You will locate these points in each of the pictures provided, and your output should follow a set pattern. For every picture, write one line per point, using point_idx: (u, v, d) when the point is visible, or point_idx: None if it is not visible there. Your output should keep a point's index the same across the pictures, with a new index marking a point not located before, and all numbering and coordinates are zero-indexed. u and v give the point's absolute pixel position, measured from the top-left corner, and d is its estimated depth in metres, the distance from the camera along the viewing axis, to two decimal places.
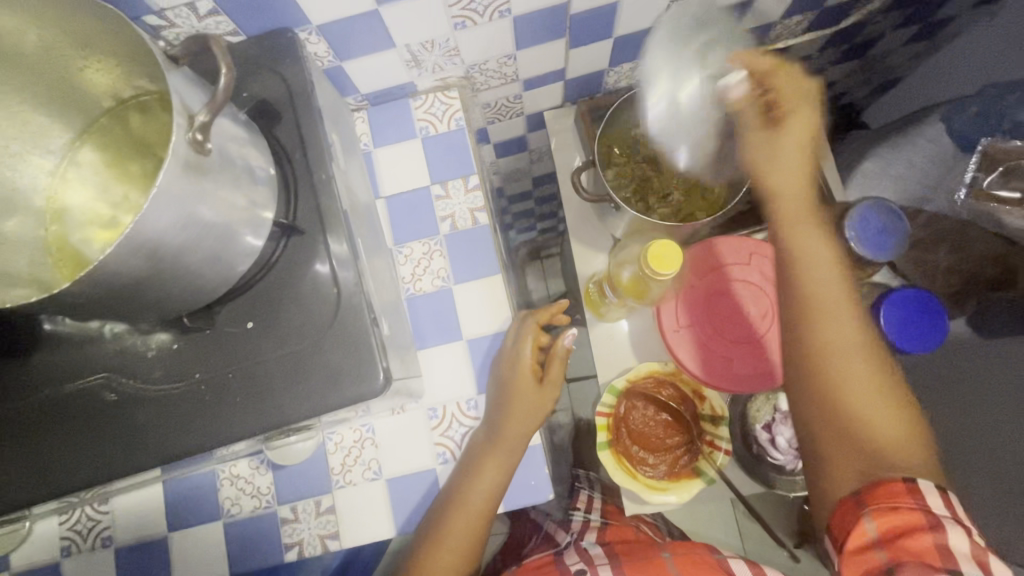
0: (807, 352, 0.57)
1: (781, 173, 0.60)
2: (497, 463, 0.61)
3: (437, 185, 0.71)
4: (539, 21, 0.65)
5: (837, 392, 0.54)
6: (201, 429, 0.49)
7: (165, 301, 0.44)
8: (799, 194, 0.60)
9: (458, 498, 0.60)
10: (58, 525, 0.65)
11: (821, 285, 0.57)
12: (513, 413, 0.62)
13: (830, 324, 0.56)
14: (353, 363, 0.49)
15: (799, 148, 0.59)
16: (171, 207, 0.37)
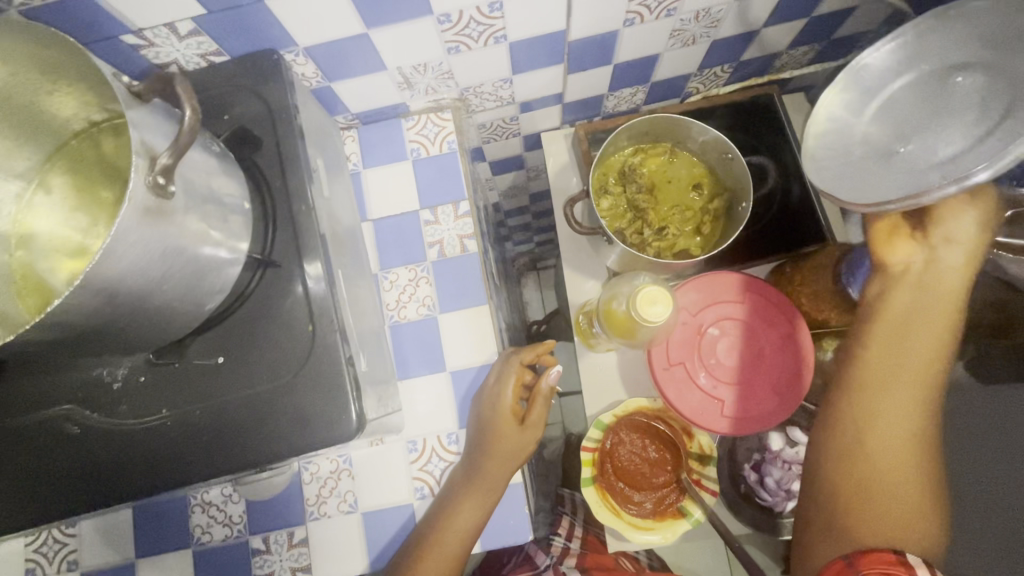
0: (866, 406, 0.55)
1: (945, 246, 0.54)
2: (482, 504, 0.59)
3: (426, 210, 0.69)
4: (536, 47, 0.63)
5: (879, 452, 0.53)
6: (170, 468, 0.48)
7: (129, 337, 0.42)
8: (947, 256, 0.54)
9: (436, 540, 0.58)
10: (23, 546, 0.64)
11: (908, 347, 0.54)
12: (504, 455, 0.61)
13: (896, 385, 0.54)
14: (326, 406, 0.47)
15: (982, 231, 0.53)
16: (133, 249, 0.35)
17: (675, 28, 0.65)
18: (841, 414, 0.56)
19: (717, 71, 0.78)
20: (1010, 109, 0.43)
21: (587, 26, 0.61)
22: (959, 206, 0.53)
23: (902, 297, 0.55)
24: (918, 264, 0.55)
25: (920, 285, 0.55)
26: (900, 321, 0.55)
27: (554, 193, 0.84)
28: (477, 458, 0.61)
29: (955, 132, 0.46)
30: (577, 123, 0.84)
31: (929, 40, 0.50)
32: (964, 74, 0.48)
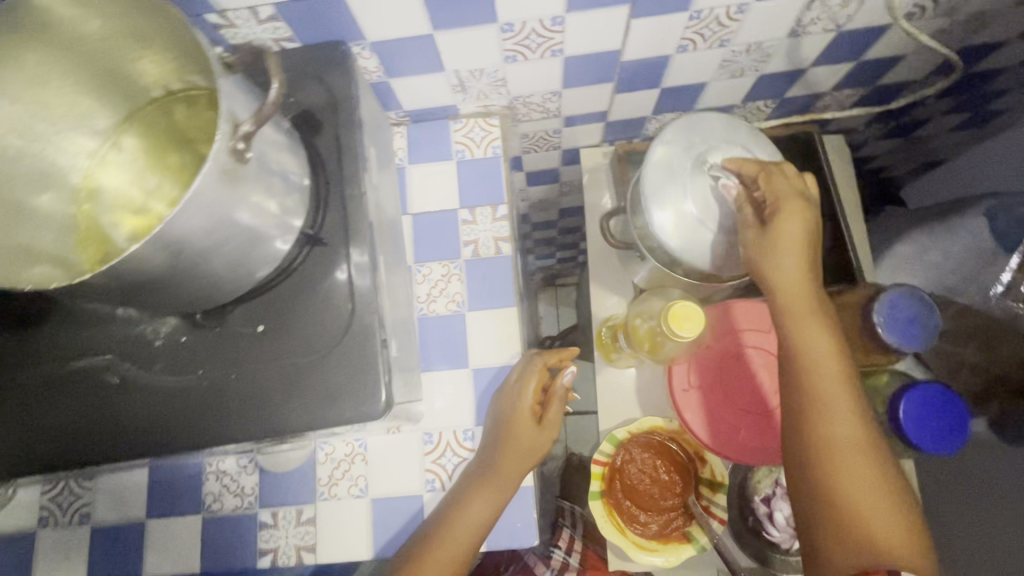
0: (819, 444, 0.55)
1: (777, 276, 0.58)
2: (488, 502, 0.59)
3: (465, 211, 0.71)
4: (589, 63, 0.65)
5: (839, 469, 0.54)
6: (194, 428, 0.49)
7: (180, 295, 0.44)
8: (802, 282, 0.58)
9: (441, 539, 0.58)
10: (40, 494, 0.66)
11: (824, 377, 0.56)
12: (507, 456, 0.60)
13: (834, 417, 0.55)
14: (356, 384, 0.48)
15: (787, 255, 0.57)
16: (205, 210, 0.37)
17: (725, 59, 0.67)
18: (805, 456, 0.56)
19: (760, 105, 0.79)
20: (666, 163, 0.64)
21: (641, 49, 0.63)
22: (758, 244, 0.59)
23: (790, 338, 0.58)
24: (776, 303, 0.59)
25: (793, 318, 0.58)
26: (798, 358, 0.57)
27: (588, 209, 0.86)
28: (485, 459, 0.61)
29: (682, 190, 0.63)
30: (617, 142, 0.86)
31: (668, 183, 0.63)
32: (675, 187, 0.63)
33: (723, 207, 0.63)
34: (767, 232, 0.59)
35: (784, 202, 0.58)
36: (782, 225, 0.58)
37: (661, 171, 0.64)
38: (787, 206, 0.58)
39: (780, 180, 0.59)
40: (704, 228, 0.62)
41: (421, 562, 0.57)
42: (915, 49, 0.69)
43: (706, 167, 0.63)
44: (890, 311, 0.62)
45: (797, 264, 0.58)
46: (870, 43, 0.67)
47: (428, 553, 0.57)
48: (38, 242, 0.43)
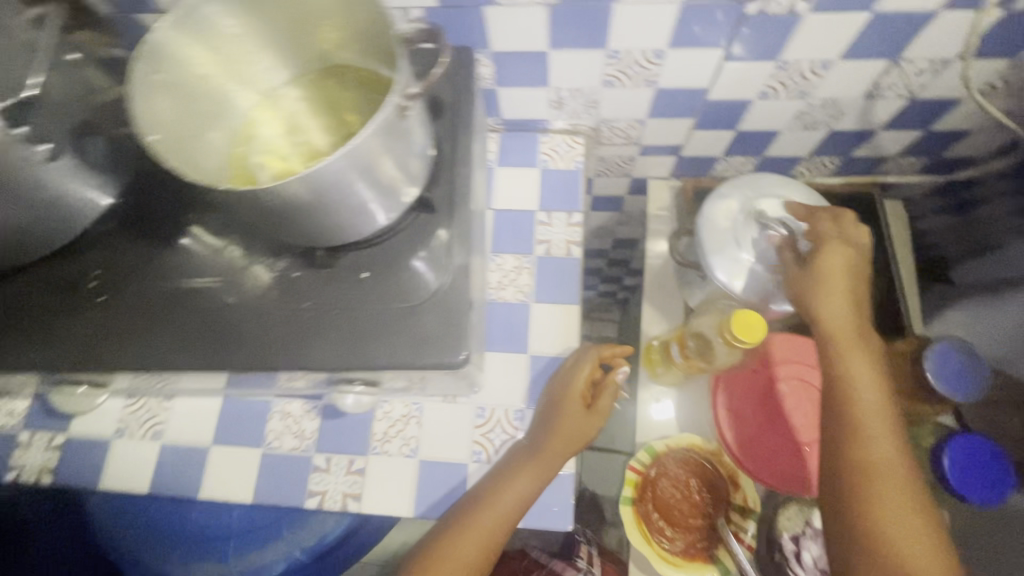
0: (858, 466, 0.57)
1: (820, 305, 0.63)
2: (533, 478, 0.62)
3: (542, 213, 0.77)
4: (678, 98, 0.72)
5: (877, 490, 0.56)
6: (292, 351, 0.54)
7: (313, 223, 0.50)
8: (847, 313, 0.62)
9: (486, 506, 0.61)
10: (122, 407, 0.72)
11: (867, 407, 0.59)
12: (557, 437, 0.64)
13: (871, 439, 0.58)
14: (443, 333, 0.54)
15: (829, 287, 0.63)
16: (363, 151, 0.44)
17: (801, 111, 0.73)
18: (842, 479, 0.58)
19: (825, 161, 0.85)
20: (717, 215, 0.70)
21: (727, 90, 0.70)
22: (801, 277, 0.64)
23: (834, 368, 0.61)
24: (821, 336, 0.63)
25: (838, 350, 0.62)
26: (840, 378, 0.61)
27: (649, 234, 0.91)
28: (534, 437, 0.65)
29: (732, 241, 0.68)
30: (684, 178, 0.92)
31: (718, 235, 0.69)
32: (724, 241, 0.69)
33: (771, 255, 0.68)
34: (811, 265, 0.64)
35: (828, 240, 0.64)
36: (825, 260, 0.63)
37: (710, 224, 0.70)
38: (830, 243, 0.64)
39: (823, 224, 0.66)
40: (755, 272, 0.67)
41: (469, 526, 0.61)
42: (982, 125, 0.74)
43: (755, 216, 0.69)
44: (940, 360, 0.64)
45: (843, 297, 0.63)
46: (939, 113, 0.73)
47: (474, 517, 0.61)
48: (205, 166, 0.52)
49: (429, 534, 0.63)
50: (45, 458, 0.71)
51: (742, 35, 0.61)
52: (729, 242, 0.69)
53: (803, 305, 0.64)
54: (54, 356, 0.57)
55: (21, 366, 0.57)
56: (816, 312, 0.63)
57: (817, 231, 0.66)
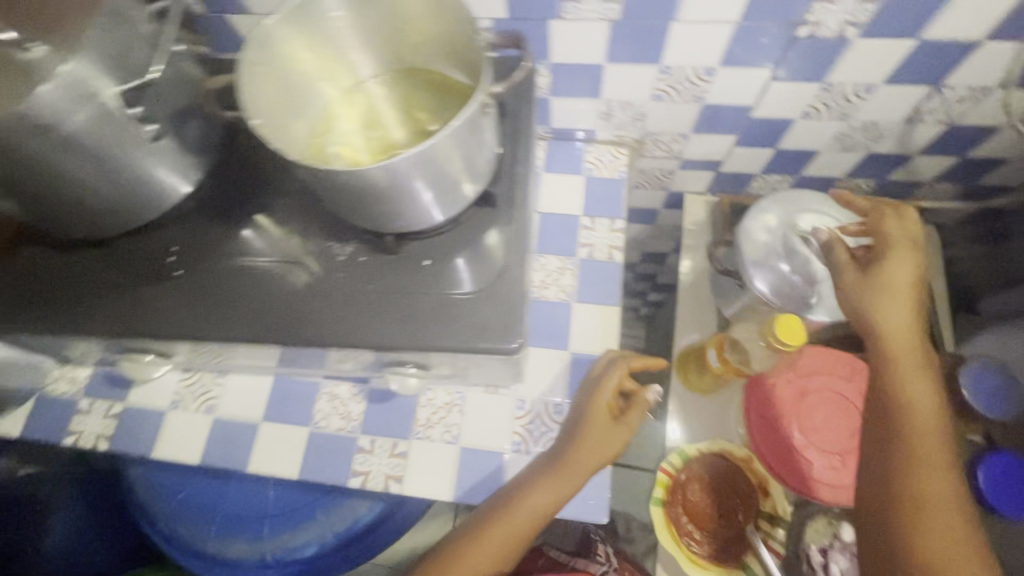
0: (908, 492, 0.58)
1: (882, 316, 0.61)
2: (555, 489, 0.63)
3: (586, 218, 0.80)
4: (723, 114, 0.75)
5: (928, 516, 0.57)
6: (357, 330, 0.58)
7: (390, 207, 0.54)
8: (908, 331, 0.61)
9: (505, 517, 0.63)
10: (178, 381, 0.75)
11: (923, 433, 0.59)
12: (580, 450, 0.64)
13: (924, 465, 0.58)
14: (501, 321, 0.57)
15: (891, 295, 0.61)
16: (447, 143, 0.49)
17: (841, 132, 0.76)
18: (891, 502, 0.59)
19: (860, 183, 0.88)
20: (757, 227, 0.73)
21: (771, 109, 0.73)
22: (862, 282, 0.62)
23: (889, 390, 0.61)
24: (877, 354, 0.63)
25: (895, 370, 0.61)
26: (896, 402, 0.61)
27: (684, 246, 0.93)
28: (558, 448, 0.66)
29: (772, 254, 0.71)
30: (720, 193, 0.94)
31: (758, 248, 0.72)
32: (763, 254, 0.72)
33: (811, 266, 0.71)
34: (873, 272, 0.62)
35: (891, 247, 0.62)
36: (889, 269, 0.62)
37: (751, 237, 0.73)
38: (895, 252, 0.62)
39: (886, 228, 0.64)
40: (796, 283, 0.70)
41: (487, 533, 0.63)
42: (1017, 154, 0.76)
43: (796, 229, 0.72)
44: (976, 380, 0.68)
45: (904, 311, 0.61)
46: (978, 140, 0.75)
47: (494, 523, 0.64)
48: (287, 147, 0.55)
49: (468, 523, 0.66)
50: (102, 427, 0.74)
51: (793, 56, 0.64)
52: (769, 255, 0.72)
53: (864, 315, 0.62)
54: (133, 325, 0.61)
55: (106, 332, 0.61)
56: (875, 327, 0.62)
57: (879, 237, 0.64)
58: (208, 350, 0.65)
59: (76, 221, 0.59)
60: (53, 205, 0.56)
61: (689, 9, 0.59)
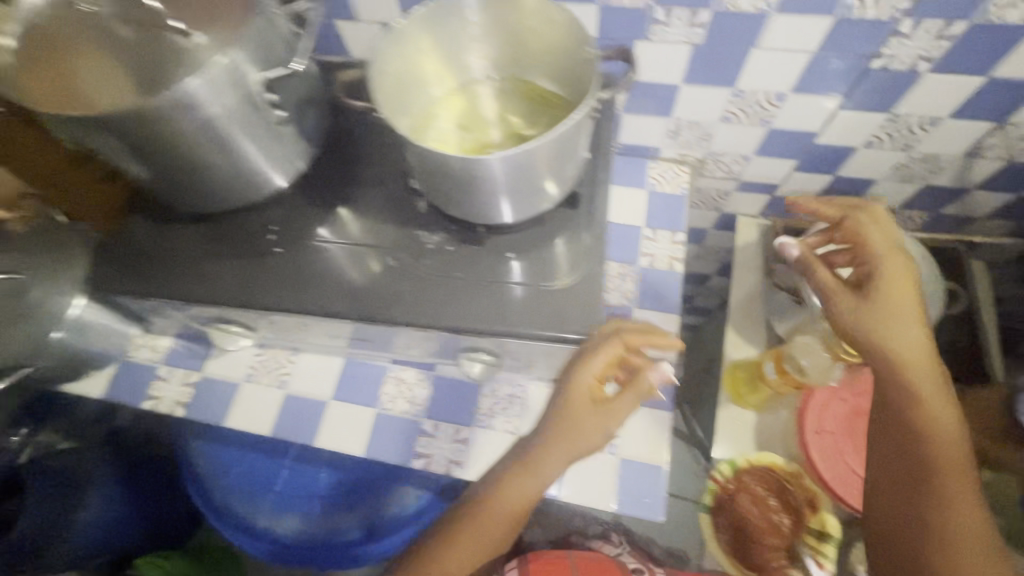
0: (937, 530, 0.54)
1: (885, 335, 0.59)
2: (527, 487, 0.62)
3: (648, 229, 0.84)
4: (788, 138, 0.79)
5: (959, 558, 0.52)
6: (443, 311, 0.62)
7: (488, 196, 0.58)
8: (919, 351, 0.59)
9: (479, 520, 0.62)
10: (252, 355, 0.79)
11: (953, 468, 0.56)
12: (556, 449, 0.61)
13: (952, 502, 0.54)
14: (580, 313, 0.61)
15: (890, 309, 0.59)
16: (553, 142, 0.53)
17: (900, 163, 0.80)
18: (919, 544, 0.55)
19: (913, 216, 0.90)
20: None
21: (836, 136, 0.77)
22: (856, 298, 0.61)
23: (914, 422, 0.59)
24: (893, 381, 0.60)
25: (922, 402, 0.59)
26: (915, 431, 0.58)
27: (736, 265, 0.96)
28: (531, 446, 0.62)
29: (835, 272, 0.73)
30: (773, 217, 0.98)
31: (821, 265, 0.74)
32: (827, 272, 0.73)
33: None
34: (867, 288, 0.61)
35: (886, 258, 0.61)
36: (886, 282, 0.60)
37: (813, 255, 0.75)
38: (891, 264, 0.60)
39: (873, 239, 0.62)
40: None
41: (467, 538, 0.63)
42: None
43: None
44: None
45: (912, 330, 0.59)
46: None
47: (472, 526, 0.63)
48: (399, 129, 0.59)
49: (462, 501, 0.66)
50: (180, 393, 0.79)
51: (862, 85, 0.68)
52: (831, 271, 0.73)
53: (866, 337, 0.60)
54: (231, 295, 0.66)
55: (209, 299, 0.66)
56: (886, 350, 0.59)
57: (868, 246, 0.62)
58: (295, 324, 0.70)
59: (182, 194, 0.65)
60: (167, 178, 0.61)
61: (770, 37, 0.64)
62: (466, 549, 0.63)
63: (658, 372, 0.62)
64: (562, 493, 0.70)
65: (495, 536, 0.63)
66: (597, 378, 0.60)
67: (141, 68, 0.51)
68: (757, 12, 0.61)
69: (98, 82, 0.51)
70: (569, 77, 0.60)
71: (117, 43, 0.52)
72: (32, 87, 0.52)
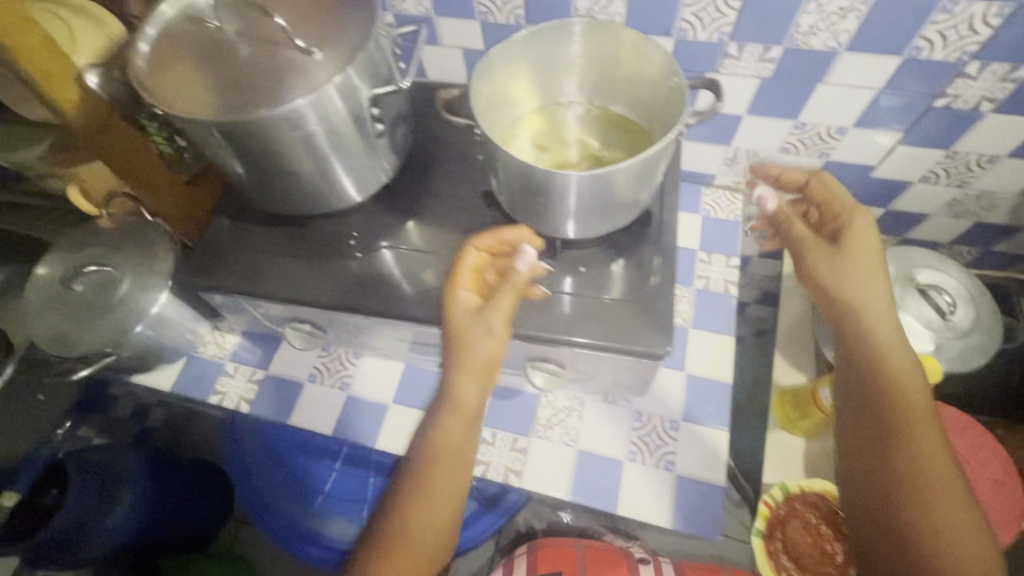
0: (889, 466, 0.56)
1: (843, 280, 0.63)
2: (462, 419, 0.59)
3: (703, 252, 0.85)
4: (844, 170, 0.81)
5: (909, 491, 0.54)
6: (517, 320, 0.65)
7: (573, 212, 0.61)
8: (878, 297, 0.62)
9: (428, 471, 0.58)
10: (316, 356, 0.82)
11: (915, 417, 0.57)
12: (463, 370, 0.57)
13: (907, 438, 0.56)
14: (653, 328, 0.63)
15: (850, 258, 0.63)
16: (644, 167, 0.56)
17: (954, 199, 0.82)
18: (874, 482, 0.56)
19: (962, 251, 0.92)
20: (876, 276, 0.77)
21: (893, 170, 0.79)
22: (823, 251, 0.65)
23: (875, 377, 0.60)
24: (861, 340, 0.62)
25: (885, 358, 0.60)
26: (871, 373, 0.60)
27: (783, 293, 0.97)
28: (443, 382, 0.59)
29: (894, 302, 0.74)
30: None
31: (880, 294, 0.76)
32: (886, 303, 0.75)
33: (931, 317, 0.74)
34: (831, 242, 0.64)
35: (845, 213, 0.65)
36: (849, 235, 0.63)
37: None
38: (850, 218, 0.64)
39: (833, 198, 0.66)
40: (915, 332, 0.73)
41: (423, 496, 0.57)
42: None
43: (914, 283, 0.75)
44: None
45: (871, 277, 0.62)
46: None
47: (427, 480, 0.58)
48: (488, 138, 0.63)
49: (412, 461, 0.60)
50: (245, 389, 0.81)
51: (922, 123, 0.71)
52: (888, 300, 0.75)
53: (828, 285, 0.64)
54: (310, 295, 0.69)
55: (288, 299, 0.69)
56: (855, 309, 0.62)
57: (829, 206, 0.66)
58: (367, 328, 0.73)
59: (267, 198, 0.68)
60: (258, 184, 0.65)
61: (839, 74, 0.67)
62: (434, 509, 0.57)
63: (522, 261, 0.60)
64: (618, 509, 0.70)
65: (456, 487, 0.58)
66: (472, 283, 0.61)
67: (263, 81, 0.55)
68: (829, 50, 0.64)
69: (221, 88, 0.56)
70: (657, 111, 0.64)
71: (242, 57, 0.56)
72: (159, 87, 0.56)
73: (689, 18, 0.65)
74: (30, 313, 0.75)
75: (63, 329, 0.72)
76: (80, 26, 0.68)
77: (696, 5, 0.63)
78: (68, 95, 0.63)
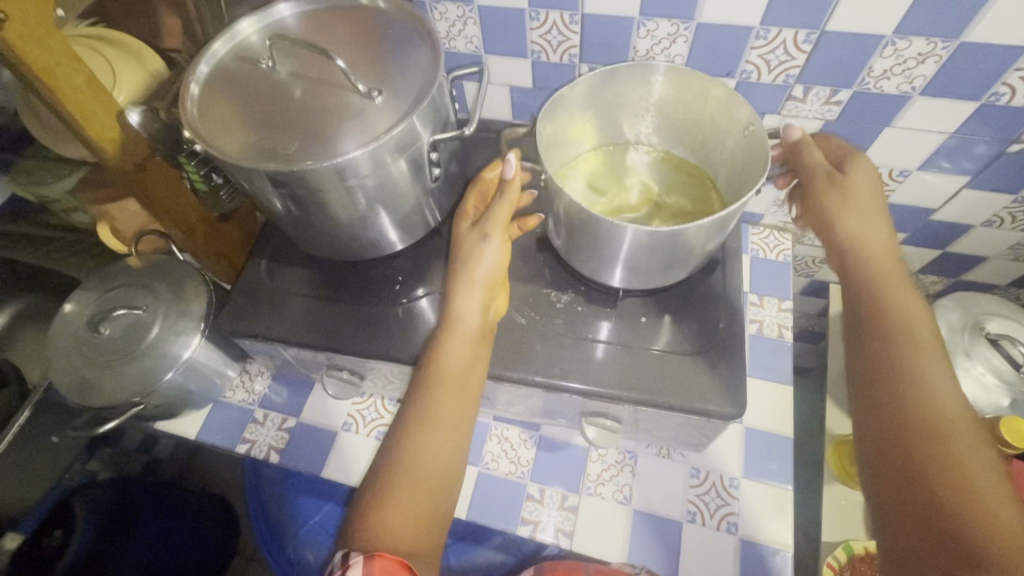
0: (901, 393, 0.50)
1: (841, 215, 0.58)
2: (464, 339, 0.55)
3: (754, 295, 0.82)
4: (904, 213, 0.78)
5: (921, 416, 0.48)
6: (574, 368, 0.61)
7: (639, 265, 0.57)
8: (881, 239, 0.58)
9: (429, 393, 0.53)
10: (349, 405, 0.79)
11: (922, 340, 0.52)
12: (459, 289, 0.55)
13: (920, 368, 0.51)
14: (721, 385, 0.59)
15: (857, 194, 0.58)
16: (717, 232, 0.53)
17: (1019, 244, 0.78)
18: (885, 408, 0.51)
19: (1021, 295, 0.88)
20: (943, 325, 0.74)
21: (955, 213, 0.76)
22: (849, 203, 0.58)
23: (875, 306, 0.55)
24: (858, 269, 0.58)
25: (884, 291, 0.55)
26: (873, 308, 0.55)
27: (831, 335, 0.94)
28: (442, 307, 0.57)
29: (962, 353, 0.71)
30: None
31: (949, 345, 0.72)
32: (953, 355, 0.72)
33: (1004, 369, 0.70)
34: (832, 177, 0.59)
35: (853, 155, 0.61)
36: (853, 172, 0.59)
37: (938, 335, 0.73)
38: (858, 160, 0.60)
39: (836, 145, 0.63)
40: (984, 390, 0.70)
41: (426, 420, 0.52)
42: None
43: (983, 332, 0.72)
44: None
45: (871, 217, 0.58)
46: None
47: (428, 402, 0.53)
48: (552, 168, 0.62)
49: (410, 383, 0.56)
50: (274, 438, 0.77)
51: (995, 167, 0.67)
52: (955, 350, 0.72)
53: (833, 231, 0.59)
54: (338, 336, 0.65)
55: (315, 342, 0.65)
56: (848, 240, 0.58)
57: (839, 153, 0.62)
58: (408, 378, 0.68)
59: (308, 240, 0.64)
60: (295, 226, 0.61)
61: (909, 117, 0.64)
62: (431, 440, 0.52)
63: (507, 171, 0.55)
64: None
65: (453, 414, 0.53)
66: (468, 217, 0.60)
67: (314, 120, 0.53)
68: (901, 94, 0.62)
69: (268, 123, 0.53)
70: (724, 157, 0.62)
71: (294, 96, 0.54)
72: (201, 121, 0.53)
73: (756, 60, 0.62)
74: (54, 357, 0.71)
75: (88, 374, 0.68)
76: (119, 61, 0.64)
77: (764, 48, 0.61)
78: (108, 133, 0.59)
